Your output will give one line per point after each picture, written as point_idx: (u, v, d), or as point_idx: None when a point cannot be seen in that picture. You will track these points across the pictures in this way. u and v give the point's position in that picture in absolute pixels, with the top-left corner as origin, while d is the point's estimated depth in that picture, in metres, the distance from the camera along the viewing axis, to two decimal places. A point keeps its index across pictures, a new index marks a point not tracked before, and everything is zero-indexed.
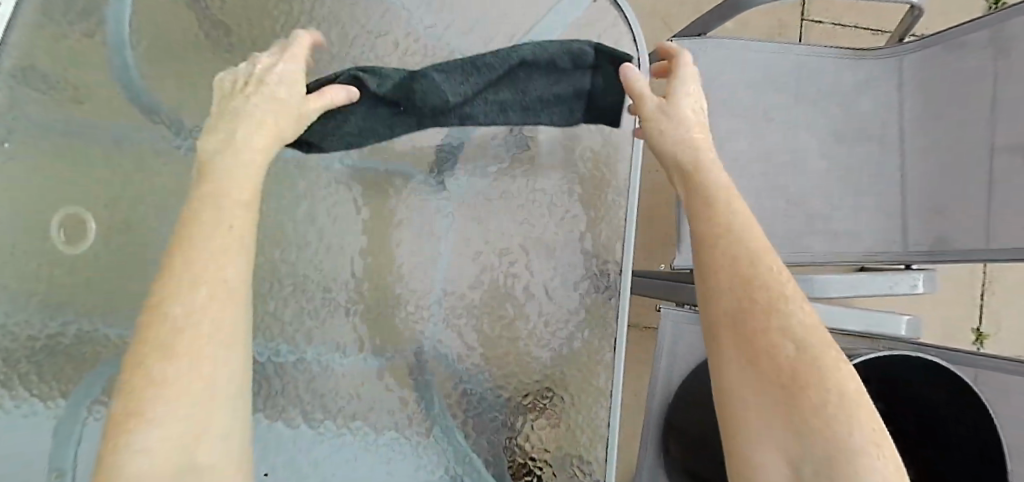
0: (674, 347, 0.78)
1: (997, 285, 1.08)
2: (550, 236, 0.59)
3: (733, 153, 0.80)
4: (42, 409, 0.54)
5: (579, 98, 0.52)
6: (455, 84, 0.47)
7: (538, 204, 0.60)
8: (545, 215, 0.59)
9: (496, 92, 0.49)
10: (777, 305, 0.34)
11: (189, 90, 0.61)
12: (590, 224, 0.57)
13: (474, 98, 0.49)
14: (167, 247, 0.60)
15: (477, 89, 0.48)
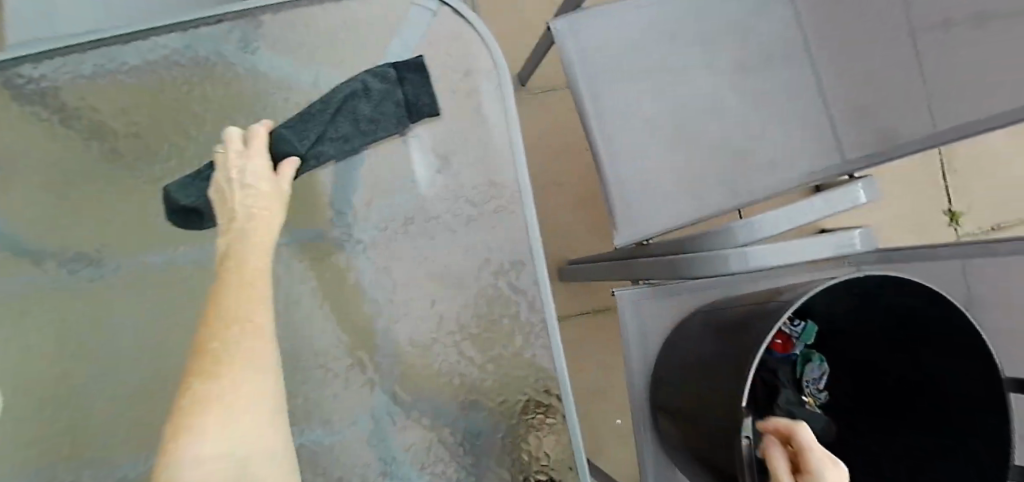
0: (641, 332, 0.71)
1: (956, 165, 1.06)
2: (454, 260, 0.56)
3: (643, 114, 0.77)
4: None
5: (404, 108, 0.54)
6: (300, 124, 0.49)
7: (439, 224, 0.57)
8: (448, 235, 0.56)
9: (338, 117, 0.51)
10: None
11: (66, 223, 0.58)
12: (492, 231, 0.55)
13: (319, 131, 0.50)
14: (88, 382, 0.57)
15: (319, 131, 0.50)
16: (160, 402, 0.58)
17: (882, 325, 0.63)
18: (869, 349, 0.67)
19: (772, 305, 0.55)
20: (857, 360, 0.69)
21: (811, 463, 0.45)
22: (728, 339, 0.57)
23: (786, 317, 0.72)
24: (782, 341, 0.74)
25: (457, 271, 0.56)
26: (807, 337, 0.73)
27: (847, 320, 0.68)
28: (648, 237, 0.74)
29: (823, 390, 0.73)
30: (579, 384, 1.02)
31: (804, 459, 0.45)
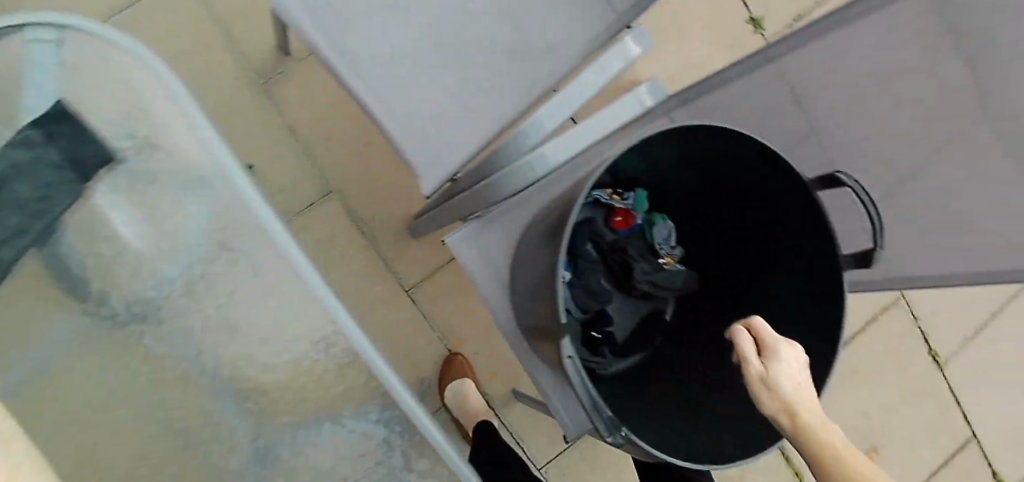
0: (483, 269, 0.68)
1: None
2: (231, 297, 0.51)
3: (396, 44, 0.68)
4: None
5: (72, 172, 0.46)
6: None
7: (198, 267, 0.50)
8: (212, 271, 0.50)
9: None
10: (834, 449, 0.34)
11: None
12: (260, 262, 0.48)
13: None
14: None
15: None
16: None
17: (714, 183, 0.65)
18: (709, 212, 0.70)
19: (569, 209, 0.53)
20: (694, 203, 0.70)
21: (776, 348, 0.39)
22: (548, 262, 0.54)
23: (614, 195, 0.71)
24: (622, 217, 0.73)
25: (239, 306, 0.51)
26: (641, 205, 0.71)
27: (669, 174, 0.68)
28: (454, 171, 0.69)
29: (675, 246, 0.74)
30: (476, 327, 1.03)
31: (772, 347, 0.39)
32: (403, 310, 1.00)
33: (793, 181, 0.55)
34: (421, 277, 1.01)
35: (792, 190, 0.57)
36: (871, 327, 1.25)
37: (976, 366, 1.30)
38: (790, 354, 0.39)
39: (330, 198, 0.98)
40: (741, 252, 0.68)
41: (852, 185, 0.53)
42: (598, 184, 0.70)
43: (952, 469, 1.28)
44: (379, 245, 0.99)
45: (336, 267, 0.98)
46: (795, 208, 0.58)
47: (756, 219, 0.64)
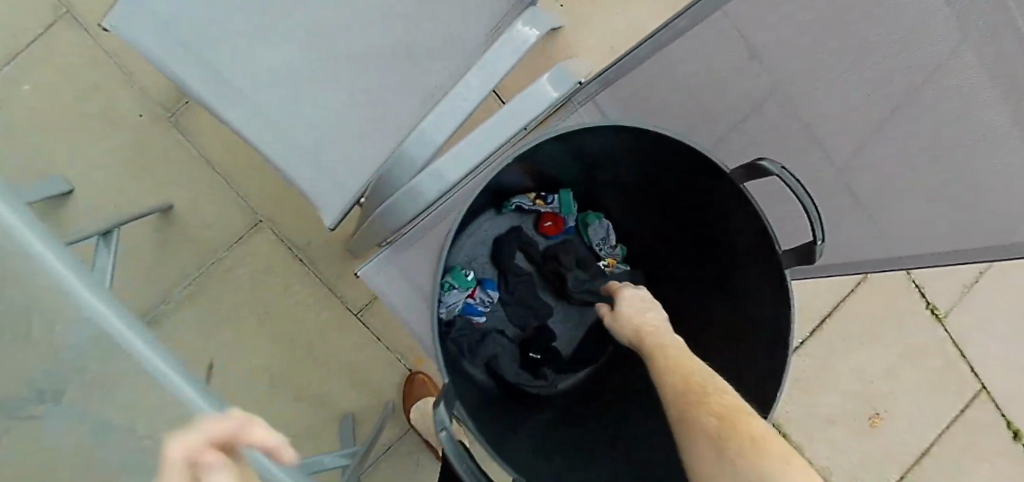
0: (401, 298, 0.62)
1: None
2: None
3: (265, 74, 0.60)
4: None
5: None
6: None
7: None
8: None
9: None
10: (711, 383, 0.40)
11: None
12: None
13: None
14: None
15: None
16: None
17: (645, 177, 0.59)
18: (648, 213, 0.64)
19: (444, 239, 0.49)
20: (635, 202, 0.64)
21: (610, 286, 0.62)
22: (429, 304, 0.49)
23: (536, 200, 0.64)
24: (551, 221, 0.66)
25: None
26: (568, 207, 0.65)
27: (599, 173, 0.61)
28: (357, 196, 0.61)
29: (615, 245, 0.68)
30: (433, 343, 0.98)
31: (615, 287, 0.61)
32: (355, 334, 0.94)
33: (716, 174, 0.49)
34: (370, 299, 0.95)
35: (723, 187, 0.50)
36: (860, 287, 1.17)
37: (980, 312, 1.22)
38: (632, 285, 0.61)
39: (260, 228, 0.92)
40: (686, 257, 0.62)
41: (777, 173, 0.46)
42: (517, 189, 0.63)
43: (965, 424, 1.20)
44: (320, 271, 0.93)
45: (278, 299, 0.92)
46: (725, 200, 0.51)
47: (696, 217, 0.57)
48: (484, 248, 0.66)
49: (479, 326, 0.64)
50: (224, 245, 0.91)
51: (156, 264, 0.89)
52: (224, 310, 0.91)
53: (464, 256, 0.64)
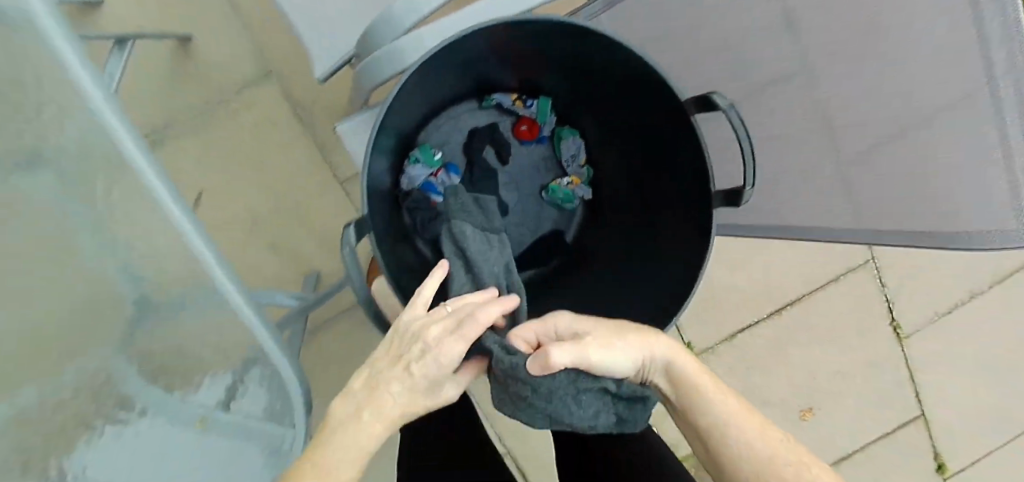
0: None
1: None
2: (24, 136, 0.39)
3: None
4: None
5: None
6: None
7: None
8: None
9: None
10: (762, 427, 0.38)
11: None
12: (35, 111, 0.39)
13: None
14: None
15: None
16: None
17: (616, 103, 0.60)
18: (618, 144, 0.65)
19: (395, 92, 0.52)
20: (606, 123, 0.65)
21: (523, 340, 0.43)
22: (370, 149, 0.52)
23: (516, 101, 0.66)
24: (527, 126, 0.68)
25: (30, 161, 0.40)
26: (545, 115, 0.67)
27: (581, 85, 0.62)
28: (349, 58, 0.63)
29: (583, 164, 0.70)
30: None
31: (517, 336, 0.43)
32: (336, 203, 0.98)
33: (668, 102, 0.51)
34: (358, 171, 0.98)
35: (676, 116, 0.52)
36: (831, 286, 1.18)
37: (945, 342, 1.22)
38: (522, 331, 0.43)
39: (268, 80, 0.95)
40: (637, 196, 0.64)
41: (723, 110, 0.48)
42: (501, 86, 0.66)
43: (895, 442, 1.22)
44: (317, 135, 0.96)
45: (271, 152, 0.96)
46: (680, 130, 0.53)
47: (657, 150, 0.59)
48: (459, 135, 0.69)
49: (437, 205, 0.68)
50: (233, 88, 0.95)
51: (168, 90, 0.94)
52: (220, 146, 0.95)
53: (437, 139, 0.68)
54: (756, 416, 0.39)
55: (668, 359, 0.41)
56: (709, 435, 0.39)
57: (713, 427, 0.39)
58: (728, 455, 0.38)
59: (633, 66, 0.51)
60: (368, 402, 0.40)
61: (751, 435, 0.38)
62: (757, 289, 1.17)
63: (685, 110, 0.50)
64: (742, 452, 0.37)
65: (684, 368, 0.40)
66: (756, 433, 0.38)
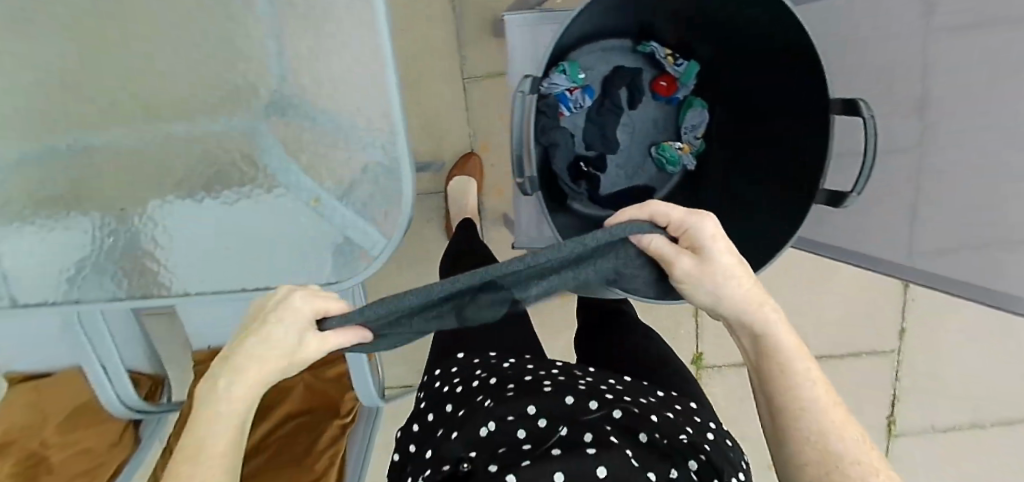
0: (526, 54, 0.74)
1: None
2: None
3: None
4: None
5: None
6: None
7: None
8: None
9: None
10: (829, 403, 0.38)
11: None
12: None
13: None
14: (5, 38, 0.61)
15: None
16: (64, 69, 0.62)
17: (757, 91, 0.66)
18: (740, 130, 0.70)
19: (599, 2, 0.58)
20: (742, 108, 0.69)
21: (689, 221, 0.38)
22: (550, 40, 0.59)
23: (669, 56, 0.72)
24: (666, 83, 0.74)
25: None
26: (689, 79, 0.72)
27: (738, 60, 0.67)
28: None
29: (699, 137, 0.75)
30: (506, 140, 1.05)
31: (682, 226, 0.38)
32: (452, 95, 1.03)
33: (819, 98, 0.56)
34: (484, 73, 1.02)
35: (817, 110, 0.57)
36: (862, 359, 1.19)
37: (935, 458, 1.21)
38: (698, 225, 0.38)
39: None
40: (737, 183, 0.70)
41: (866, 118, 0.53)
42: (662, 37, 0.71)
43: None
44: (461, 27, 1.00)
45: (413, 28, 1.00)
46: (816, 127, 0.58)
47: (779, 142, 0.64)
48: (605, 67, 0.74)
49: (561, 119, 0.74)
50: None
51: None
52: None
53: (586, 62, 0.73)
54: (840, 409, 0.38)
55: (770, 324, 0.40)
56: (784, 409, 0.38)
57: (792, 404, 0.38)
58: (795, 433, 0.37)
59: (800, 54, 0.56)
60: (228, 367, 0.36)
61: (828, 425, 0.37)
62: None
63: (829, 108, 0.56)
64: (810, 435, 0.37)
65: (782, 342, 0.40)
66: (838, 425, 0.37)
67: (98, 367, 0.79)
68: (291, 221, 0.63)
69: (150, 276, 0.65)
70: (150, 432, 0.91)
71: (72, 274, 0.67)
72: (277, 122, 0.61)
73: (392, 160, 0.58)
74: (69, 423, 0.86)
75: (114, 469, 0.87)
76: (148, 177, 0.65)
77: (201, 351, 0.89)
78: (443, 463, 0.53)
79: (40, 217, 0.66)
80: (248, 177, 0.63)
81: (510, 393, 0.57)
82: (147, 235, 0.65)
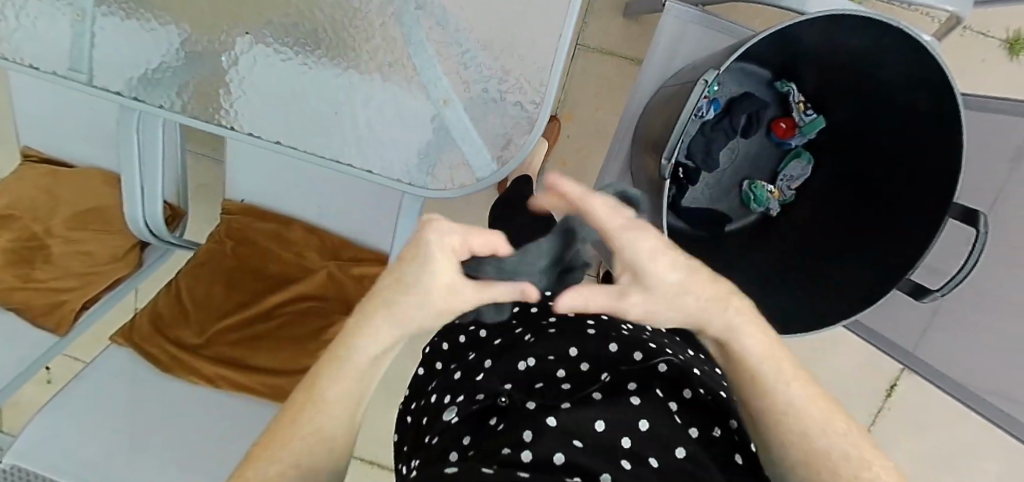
0: (670, 46, 0.74)
1: None
2: None
3: None
4: None
5: None
6: None
7: None
8: None
9: None
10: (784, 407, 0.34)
11: None
12: None
13: None
14: None
15: None
16: None
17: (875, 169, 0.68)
18: (836, 198, 0.73)
19: (793, 28, 0.58)
20: (853, 178, 0.72)
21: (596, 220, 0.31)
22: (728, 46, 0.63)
23: (802, 103, 0.73)
24: (786, 126, 0.75)
25: None
26: (809, 131, 0.74)
27: (866, 136, 0.69)
28: None
29: (793, 189, 0.77)
30: (590, 120, 1.03)
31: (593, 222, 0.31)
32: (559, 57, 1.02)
33: (940, 198, 0.59)
34: (599, 48, 1.01)
35: (934, 205, 0.60)
36: None
37: None
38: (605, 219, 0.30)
39: None
40: (811, 246, 0.72)
41: (979, 230, 0.56)
42: (804, 83, 0.72)
43: None
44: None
45: None
46: (925, 222, 0.61)
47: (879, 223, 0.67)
48: (736, 88, 0.74)
49: None
50: None
51: None
52: None
53: (723, 76, 0.73)
54: (824, 404, 0.34)
55: (734, 328, 0.34)
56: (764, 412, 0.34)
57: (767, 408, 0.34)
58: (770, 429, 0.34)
59: (942, 153, 0.58)
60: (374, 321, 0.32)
61: (810, 426, 0.33)
62: None
63: (948, 210, 0.58)
64: (792, 440, 0.33)
65: (749, 345, 0.35)
66: (824, 422, 0.34)
67: (135, 181, 0.77)
68: (402, 113, 0.61)
69: (218, 105, 0.63)
70: (155, 258, 0.90)
71: (162, 76, 0.64)
72: (429, 17, 0.58)
73: (538, 99, 0.58)
74: (82, 219, 0.83)
75: (111, 281, 0.84)
76: (274, 12, 0.60)
77: (232, 201, 0.85)
78: (481, 393, 0.54)
79: (147, 13, 0.62)
80: (380, 55, 0.60)
81: (552, 331, 0.60)
82: (232, 68, 0.62)
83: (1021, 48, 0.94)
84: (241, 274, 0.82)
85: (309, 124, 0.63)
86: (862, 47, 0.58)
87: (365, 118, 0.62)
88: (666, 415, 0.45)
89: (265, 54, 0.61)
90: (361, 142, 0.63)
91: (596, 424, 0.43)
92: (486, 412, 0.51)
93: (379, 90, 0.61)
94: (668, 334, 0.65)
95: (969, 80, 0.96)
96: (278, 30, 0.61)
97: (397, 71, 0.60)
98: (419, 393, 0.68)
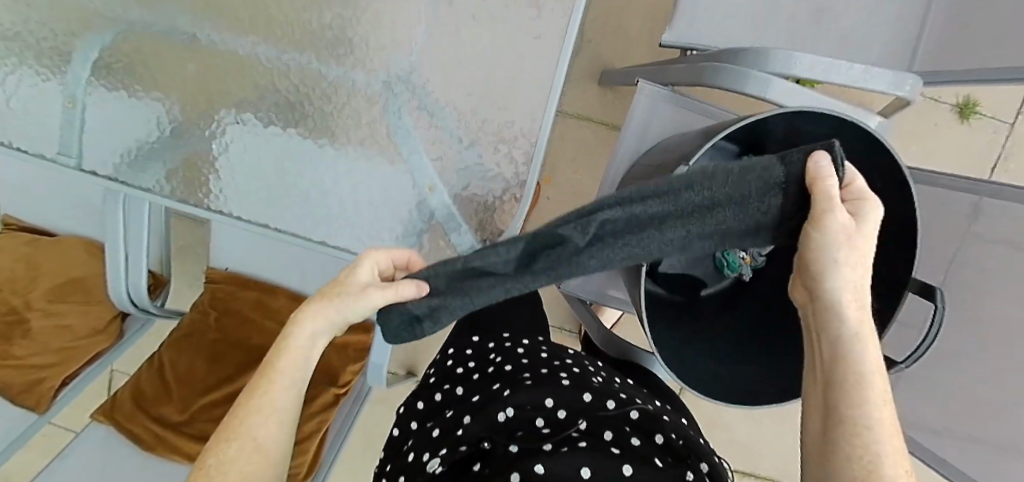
0: (643, 122, 0.78)
1: (1011, 164, 1.02)
2: None
3: None
4: (73, 66, 0.63)
5: None
6: None
7: None
8: None
9: None
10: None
11: None
12: None
13: None
14: None
15: None
16: None
17: None
18: None
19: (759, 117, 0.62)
20: None
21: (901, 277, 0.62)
22: (699, 130, 0.67)
23: None
24: None
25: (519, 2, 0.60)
26: None
27: None
28: (691, 49, 0.80)
29: (763, 255, 0.78)
30: (569, 182, 1.07)
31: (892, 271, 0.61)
32: None
33: (900, 274, 0.63)
34: (576, 113, 1.05)
35: (896, 278, 0.64)
36: None
37: None
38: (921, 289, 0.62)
39: None
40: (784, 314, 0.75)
41: (937, 306, 0.59)
42: None
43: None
44: (571, 65, 1.04)
45: None
46: (892, 297, 0.64)
47: None
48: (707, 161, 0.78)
49: None
50: None
51: None
52: None
53: None
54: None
55: (862, 330, 0.32)
56: (841, 420, 0.31)
57: (854, 419, 0.30)
58: (846, 444, 0.30)
59: (897, 231, 0.62)
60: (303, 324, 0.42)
61: (884, 445, 0.30)
62: (754, 449, 1.20)
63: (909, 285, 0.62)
64: (863, 454, 0.30)
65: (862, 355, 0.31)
66: None
67: (120, 255, 0.77)
68: (388, 197, 0.63)
69: (206, 189, 0.65)
70: (135, 329, 0.89)
71: (149, 162, 0.65)
72: (413, 108, 0.61)
73: (520, 184, 0.61)
74: (62, 291, 0.83)
75: (90, 355, 0.83)
76: (263, 101, 0.63)
77: (216, 270, 0.86)
78: (462, 444, 0.56)
79: (139, 102, 0.64)
80: (367, 142, 0.63)
81: (529, 383, 0.62)
82: (222, 154, 0.64)
83: (970, 113, 1.00)
84: (225, 345, 0.82)
85: (296, 206, 0.65)
86: (824, 136, 0.62)
87: (349, 200, 0.64)
88: (648, 465, 0.49)
89: (255, 140, 0.63)
90: (345, 224, 0.65)
91: (583, 471, 0.45)
92: (471, 458, 0.53)
93: (367, 176, 0.63)
94: (636, 386, 0.69)
95: (925, 141, 1.02)
96: (268, 119, 0.63)
97: (383, 158, 0.62)
98: (394, 455, 0.68)
